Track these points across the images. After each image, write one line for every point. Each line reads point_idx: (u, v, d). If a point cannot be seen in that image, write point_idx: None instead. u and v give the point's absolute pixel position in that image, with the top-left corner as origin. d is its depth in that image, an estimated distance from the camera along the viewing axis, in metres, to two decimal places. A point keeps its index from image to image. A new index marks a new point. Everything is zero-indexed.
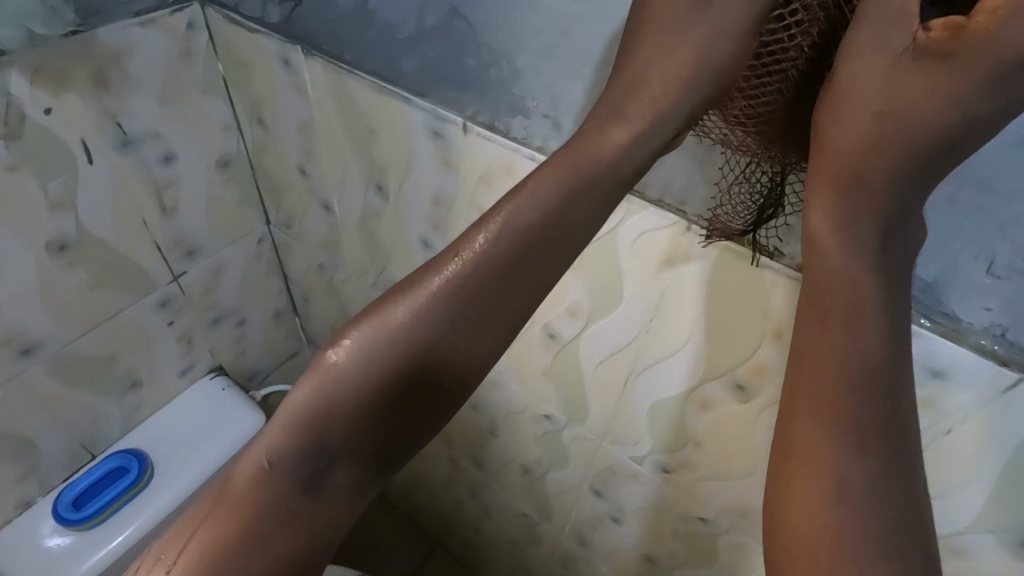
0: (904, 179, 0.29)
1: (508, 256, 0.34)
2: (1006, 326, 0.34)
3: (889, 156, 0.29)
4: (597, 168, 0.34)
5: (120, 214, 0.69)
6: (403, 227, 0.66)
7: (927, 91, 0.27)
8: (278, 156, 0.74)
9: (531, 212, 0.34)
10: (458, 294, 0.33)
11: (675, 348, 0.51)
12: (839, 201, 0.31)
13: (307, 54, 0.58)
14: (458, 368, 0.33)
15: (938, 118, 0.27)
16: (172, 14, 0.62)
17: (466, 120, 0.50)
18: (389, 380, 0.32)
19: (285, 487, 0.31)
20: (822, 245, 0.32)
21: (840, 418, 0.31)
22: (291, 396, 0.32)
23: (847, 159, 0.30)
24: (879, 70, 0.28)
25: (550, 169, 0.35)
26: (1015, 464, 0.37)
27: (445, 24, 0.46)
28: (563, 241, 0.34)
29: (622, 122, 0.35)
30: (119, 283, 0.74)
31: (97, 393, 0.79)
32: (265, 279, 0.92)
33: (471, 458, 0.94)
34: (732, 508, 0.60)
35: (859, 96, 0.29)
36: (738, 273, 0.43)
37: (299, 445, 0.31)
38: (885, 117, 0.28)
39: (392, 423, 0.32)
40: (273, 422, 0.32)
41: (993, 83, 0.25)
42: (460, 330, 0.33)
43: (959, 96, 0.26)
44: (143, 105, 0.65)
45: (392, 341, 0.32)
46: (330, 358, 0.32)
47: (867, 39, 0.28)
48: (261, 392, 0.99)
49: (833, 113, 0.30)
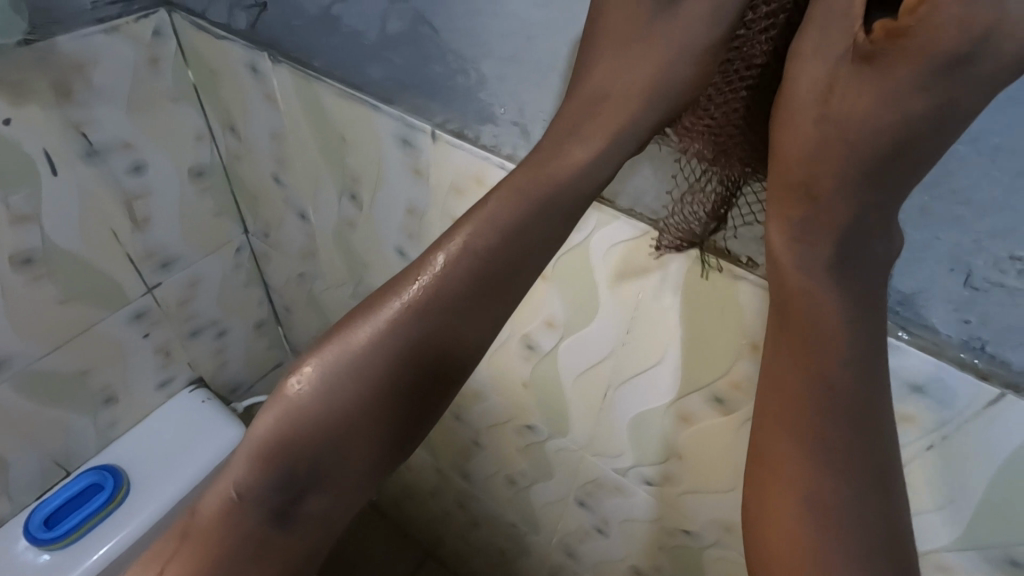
0: (857, 189, 0.28)
1: (473, 275, 0.32)
2: (986, 339, 0.32)
3: (838, 165, 0.27)
4: (559, 185, 0.33)
5: (88, 226, 0.68)
6: (378, 236, 0.65)
7: (870, 96, 0.26)
8: (252, 165, 0.72)
9: (492, 230, 0.33)
10: (422, 315, 0.32)
11: (653, 361, 0.50)
12: (793, 212, 0.30)
13: (274, 61, 0.56)
14: (428, 390, 0.32)
15: (880, 123, 0.25)
16: (137, 21, 0.61)
17: (434, 128, 0.49)
18: (357, 407, 0.30)
19: (256, 517, 0.30)
20: (781, 257, 0.31)
21: (812, 433, 0.30)
22: (252, 428, 0.31)
23: (797, 168, 0.29)
24: (820, 75, 0.27)
25: (508, 187, 0.34)
26: (1000, 482, 0.36)
27: (409, 30, 0.45)
28: (529, 257, 0.33)
29: (580, 140, 0.34)
30: (89, 297, 0.72)
31: (70, 409, 0.78)
32: (244, 289, 0.91)
33: (457, 469, 0.92)
34: (717, 521, 0.58)
35: (805, 104, 0.28)
36: (712, 284, 0.42)
37: (264, 477, 0.30)
38: (832, 124, 0.27)
39: (362, 451, 0.31)
40: (237, 455, 0.31)
41: (930, 83, 0.24)
42: (426, 352, 0.32)
43: (900, 98, 0.25)
44: (110, 115, 0.64)
45: (356, 368, 0.31)
46: (291, 387, 0.31)
47: (811, 43, 0.27)
48: (243, 404, 0.98)
49: (781, 123, 0.29)
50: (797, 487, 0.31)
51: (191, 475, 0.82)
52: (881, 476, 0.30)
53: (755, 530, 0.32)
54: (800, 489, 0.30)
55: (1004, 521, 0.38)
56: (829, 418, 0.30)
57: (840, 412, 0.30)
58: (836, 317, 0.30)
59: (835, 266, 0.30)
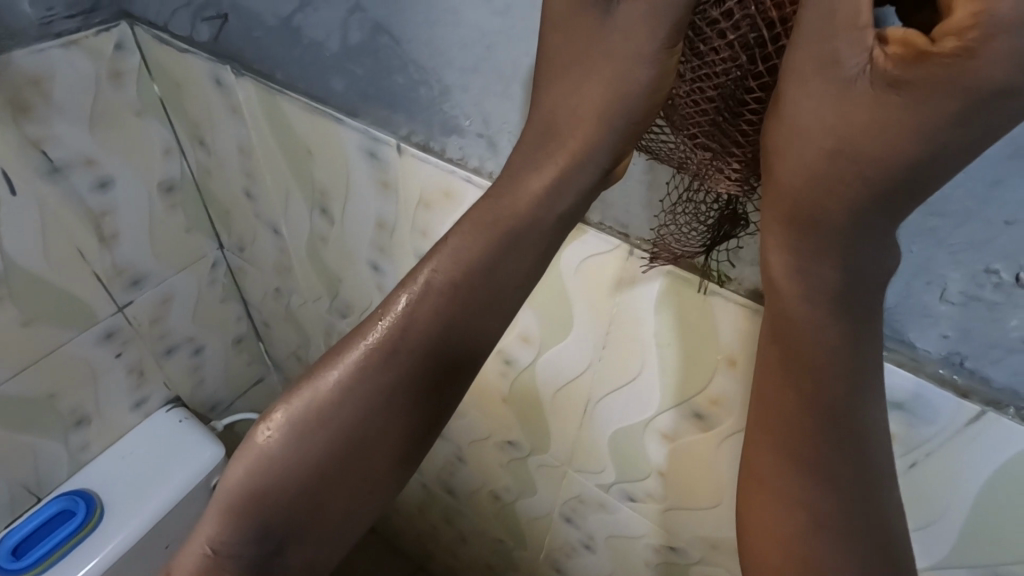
0: (866, 225, 0.24)
1: (442, 315, 0.31)
2: (965, 355, 0.31)
3: (848, 202, 0.23)
4: (519, 222, 0.31)
5: (51, 245, 0.66)
6: (350, 251, 0.63)
7: (890, 123, 0.21)
8: (223, 180, 0.70)
9: (455, 269, 0.31)
10: (392, 358, 0.31)
11: (630, 378, 0.49)
12: (795, 250, 0.26)
13: (237, 73, 0.55)
14: (405, 435, 0.31)
15: (904, 157, 0.21)
16: (97, 34, 0.59)
17: (400, 141, 0.47)
18: (330, 457, 0.30)
19: (235, 569, 0.30)
20: (784, 293, 0.27)
21: (798, 455, 0.29)
22: (225, 481, 0.30)
23: (797, 202, 0.24)
24: (827, 93, 0.22)
25: (469, 225, 0.32)
26: (984, 500, 0.35)
27: (370, 40, 0.43)
28: (497, 293, 0.32)
29: (536, 173, 0.32)
30: (55, 318, 0.70)
31: (38, 433, 0.75)
32: (221, 305, 0.88)
33: (442, 485, 0.90)
34: (701, 537, 0.57)
35: (804, 129, 0.23)
36: (685, 300, 0.41)
37: (240, 531, 0.29)
38: (840, 155, 0.22)
39: (340, 501, 0.30)
40: (210, 508, 0.31)
41: (972, 113, 0.19)
42: (400, 395, 0.30)
43: (931, 128, 0.20)
44: (71, 131, 0.62)
45: (325, 417, 0.30)
46: (259, 439, 0.30)
47: (814, 57, 0.22)
48: (222, 422, 0.96)
49: (777, 151, 0.24)
50: (791, 512, 0.30)
51: (168, 497, 0.80)
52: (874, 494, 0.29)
53: (752, 549, 0.32)
54: (798, 516, 0.30)
55: (992, 539, 0.36)
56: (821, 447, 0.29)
57: (834, 439, 0.29)
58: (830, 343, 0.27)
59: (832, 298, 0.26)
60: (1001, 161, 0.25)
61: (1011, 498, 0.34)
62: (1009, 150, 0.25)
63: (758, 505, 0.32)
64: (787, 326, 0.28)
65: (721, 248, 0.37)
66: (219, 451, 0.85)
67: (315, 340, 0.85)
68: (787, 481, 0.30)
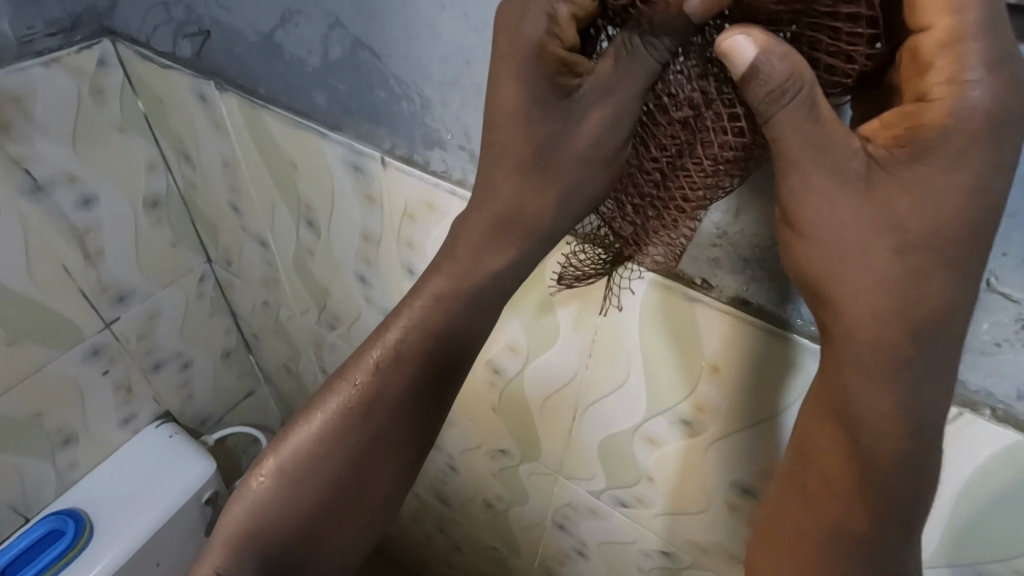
0: (952, 308, 0.25)
1: (409, 374, 0.37)
2: None
3: (928, 289, 0.25)
4: (482, 290, 0.36)
5: (35, 264, 0.65)
6: (336, 262, 0.63)
7: (922, 199, 0.24)
8: (209, 194, 0.70)
9: (418, 332, 0.36)
10: (367, 411, 0.37)
11: (616, 385, 0.49)
12: (892, 360, 0.26)
13: (220, 89, 0.55)
14: (384, 475, 0.38)
15: (952, 219, 0.24)
16: (79, 52, 0.59)
17: (384, 154, 0.48)
18: (349, 459, 0.37)
19: (267, 547, 0.36)
20: (882, 415, 0.27)
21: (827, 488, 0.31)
22: (226, 517, 0.37)
23: (876, 312, 0.26)
24: (857, 207, 0.25)
25: (430, 293, 0.36)
26: (967, 501, 0.35)
27: (351, 56, 0.43)
28: (457, 351, 0.37)
29: (498, 252, 0.35)
30: (40, 336, 0.69)
31: (25, 452, 0.75)
32: (209, 319, 0.88)
33: (435, 494, 0.90)
34: (692, 543, 0.57)
35: (857, 239, 0.25)
36: (668, 309, 0.41)
37: (275, 515, 0.36)
38: (903, 253, 0.25)
39: (333, 533, 0.37)
40: (242, 499, 0.37)
41: (990, 153, 0.22)
42: (376, 441, 0.37)
43: (968, 194, 0.23)
44: (53, 149, 0.62)
45: (313, 462, 0.37)
46: (254, 482, 0.37)
47: (823, 180, 0.25)
48: (213, 436, 0.95)
49: (840, 267, 0.26)
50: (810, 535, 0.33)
51: (159, 514, 0.80)
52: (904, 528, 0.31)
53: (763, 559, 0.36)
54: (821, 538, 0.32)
55: (974, 538, 0.37)
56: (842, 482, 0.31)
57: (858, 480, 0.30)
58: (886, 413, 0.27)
59: (906, 376, 0.26)
60: None
61: (990, 496, 0.34)
62: None
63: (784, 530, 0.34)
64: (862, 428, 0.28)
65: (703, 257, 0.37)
66: (210, 466, 0.84)
67: (304, 352, 0.84)
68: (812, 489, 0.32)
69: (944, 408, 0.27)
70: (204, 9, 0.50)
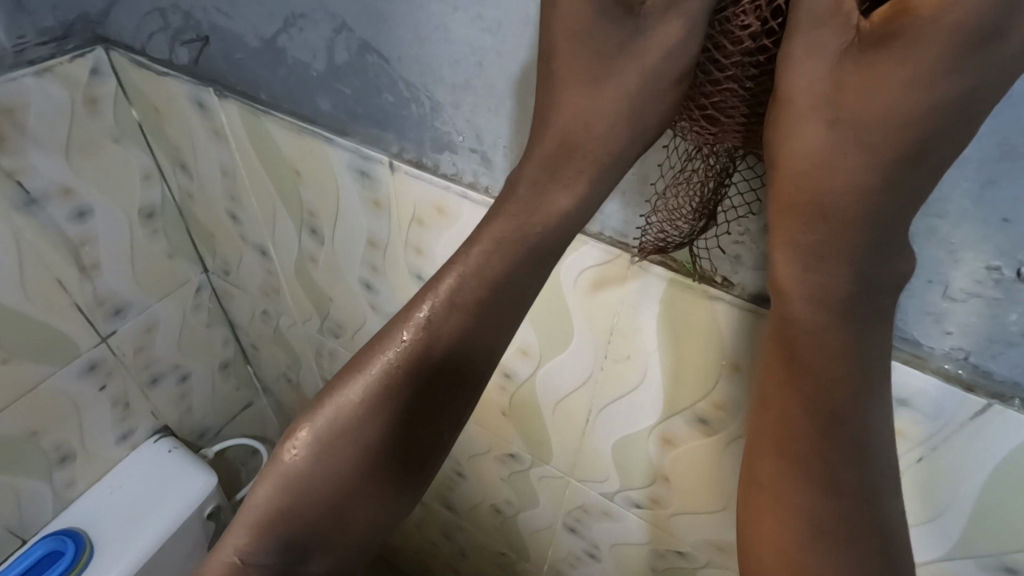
0: (874, 197, 0.25)
1: (459, 324, 0.33)
2: (968, 350, 0.32)
3: (858, 173, 0.25)
4: (543, 230, 0.32)
5: (29, 278, 0.64)
6: (340, 270, 0.62)
7: (885, 84, 0.23)
8: (207, 203, 0.69)
9: (474, 278, 0.33)
10: (411, 370, 0.33)
11: (633, 385, 0.49)
12: (807, 236, 0.27)
13: (220, 95, 0.54)
14: (418, 444, 0.33)
15: (901, 109, 0.23)
16: (72, 60, 0.57)
17: (392, 158, 0.47)
18: (382, 426, 0.33)
19: (291, 530, 0.32)
20: (789, 294, 0.29)
21: (806, 463, 0.30)
22: (251, 497, 0.33)
23: (802, 184, 0.26)
24: (819, 78, 0.25)
25: (490, 237, 0.33)
26: (991, 492, 0.35)
27: (357, 60, 0.43)
28: (515, 295, 0.33)
29: (564, 187, 0.32)
30: (35, 352, 0.68)
31: (21, 472, 0.73)
32: (207, 330, 0.86)
33: (440, 501, 0.89)
34: (707, 541, 0.57)
35: (808, 106, 0.25)
36: (686, 306, 0.41)
37: (302, 497, 0.32)
38: (846, 128, 0.25)
39: (362, 514, 0.33)
40: (268, 471, 0.33)
41: (964, 55, 0.21)
42: (417, 405, 0.33)
43: (922, 86, 0.23)
44: (46, 161, 0.60)
45: (347, 430, 0.33)
46: (286, 457, 0.33)
47: (804, 44, 0.24)
48: (213, 449, 0.94)
49: (782, 127, 0.26)
50: (789, 520, 0.31)
51: (161, 530, 0.78)
52: (881, 503, 0.31)
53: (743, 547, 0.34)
54: (797, 522, 0.31)
55: (996, 528, 0.37)
56: (816, 448, 0.30)
57: (828, 446, 0.30)
58: (816, 326, 0.28)
59: (825, 265, 0.27)
60: (994, 163, 0.26)
61: (1014, 486, 0.34)
62: (1002, 149, 0.25)
63: (763, 516, 0.32)
64: (794, 332, 0.29)
65: (723, 255, 0.37)
66: (211, 480, 0.83)
67: (305, 361, 0.83)
68: (787, 488, 0.31)
69: (882, 332, 0.28)
70: (202, 14, 0.49)
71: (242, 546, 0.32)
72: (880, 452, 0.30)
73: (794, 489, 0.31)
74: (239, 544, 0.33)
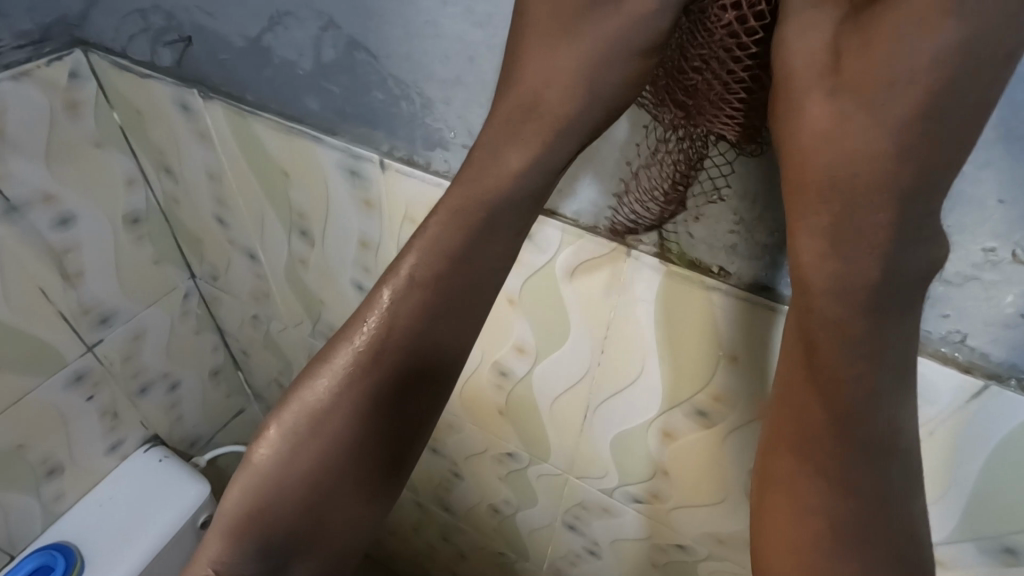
0: (892, 165, 0.25)
1: (423, 307, 0.32)
2: (965, 333, 0.32)
3: (863, 139, 0.25)
4: (496, 201, 0.32)
5: (12, 288, 0.62)
6: (332, 272, 0.62)
7: (882, 48, 0.24)
8: (193, 208, 0.68)
9: (434, 260, 0.32)
10: (375, 359, 0.32)
11: (631, 380, 0.49)
12: (823, 217, 0.26)
13: (205, 97, 0.53)
14: (392, 435, 0.33)
15: (902, 69, 0.24)
16: (50, 64, 0.56)
17: (383, 157, 0.46)
18: (356, 420, 0.32)
19: (267, 535, 0.32)
20: (811, 279, 0.28)
21: (817, 460, 0.30)
22: (225, 504, 0.33)
23: (814, 160, 0.26)
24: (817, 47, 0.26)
25: (445, 211, 0.32)
26: (991, 474, 0.36)
27: (346, 56, 0.42)
28: (483, 274, 0.33)
29: (518, 145, 0.32)
30: (20, 364, 0.66)
31: (8, 487, 0.71)
32: (196, 337, 0.85)
33: (438, 503, 0.88)
34: (708, 534, 0.57)
35: (809, 81, 0.26)
36: (685, 299, 0.41)
37: (275, 499, 0.32)
38: (847, 97, 0.25)
39: (338, 518, 0.32)
40: (239, 475, 0.33)
41: (956, 2, 0.22)
42: (387, 395, 0.32)
43: (919, 41, 0.23)
44: (26, 167, 0.59)
45: (316, 426, 0.32)
46: (257, 456, 0.33)
47: (800, 21, 0.26)
48: (204, 457, 0.92)
49: (789, 106, 0.27)
50: (808, 517, 0.31)
51: (154, 542, 0.77)
52: (901, 497, 0.30)
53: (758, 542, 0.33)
54: (815, 518, 0.31)
55: (995, 510, 0.37)
56: (832, 438, 0.30)
57: (843, 433, 0.29)
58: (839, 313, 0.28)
59: (848, 248, 0.26)
60: (990, 146, 0.26)
61: (1013, 468, 0.35)
62: (999, 132, 0.26)
63: (780, 514, 0.32)
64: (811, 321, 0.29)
65: (720, 246, 0.37)
66: (204, 490, 0.82)
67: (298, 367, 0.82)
68: (805, 483, 0.31)
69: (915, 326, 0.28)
70: (185, 15, 0.48)
71: (223, 553, 0.32)
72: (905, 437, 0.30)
73: (809, 483, 0.31)
74: (223, 551, 0.32)
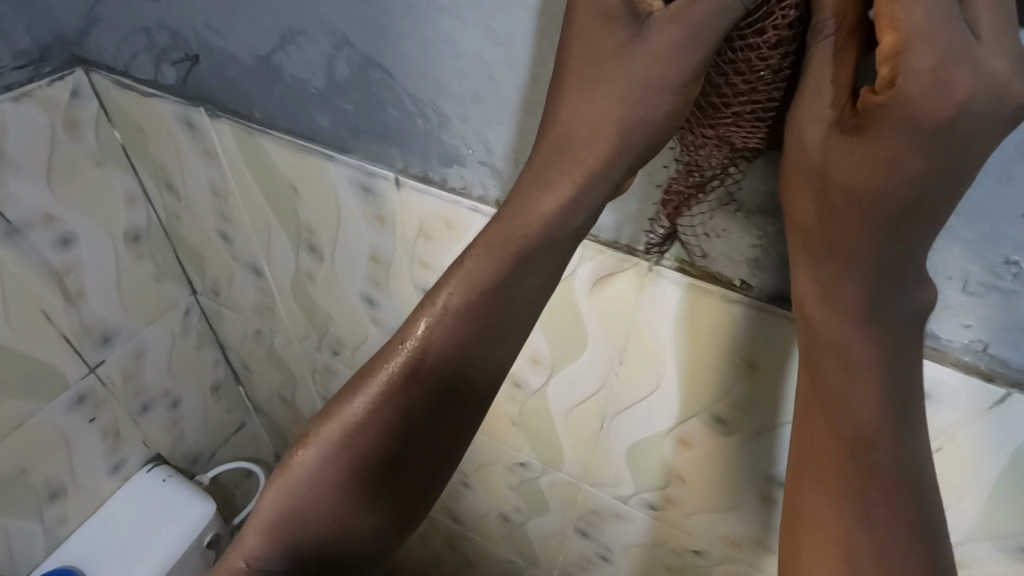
0: (884, 245, 0.27)
1: (461, 334, 0.32)
2: (987, 342, 0.33)
3: (856, 233, 0.27)
4: (530, 241, 0.32)
5: (13, 311, 0.61)
6: (340, 287, 0.61)
7: (869, 162, 0.25)
8: (196, 224, 0.67)
9: (472, 292, 0.32)
10: (413, 384, 0.32)
11: (648, 391, 0.49)
12: (824, 271, 0.29)
13: (213, 116, 0.52)
14: (423, 459, 0.33)
15: (890, 182, 0.25)
16: (51, 84, 0.55)
17: (397, 174, 0.46)
18: (392, 442, 0.32)
19: (297, 548, 0.32)
20: (813, 315, 0.30)
21: (836, 484, 0.31)
22: (261, 505, 0.32)
23: (814, 229, 0.29)
24: (815, 145, 0.26)
25: (484, 246, 0.32)
26: (1010, 476, 0.36)
27: (359, 75, 0.42)
28: (514, 309, 0.33)
29: (549, 190, 0.32)
30: (21, 388, 0.65)
31: (12, 514, 0.70)
32: (197, 353, 0.84)
33: (446, 512, 0.88)
34: (723, 538, 0.57)
35: (805, 171, 0.27)
36: (706, 312, 0.41)
37: (308, 513, 0.32)
38: (836, 194, 0.27)
39: (362, 536, 0.32)
40: (274, 483, 0.33)
41: (930, 143, 0.24)
42: (424, 418, 0.32)
43: (901, 161, 0.24)
44: (27, 188, 0.58)
45: (352, 444, 0.32)
46: (294, 463, 0.32)
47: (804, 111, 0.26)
48: (209, 474, 0.91)
49: (791, 188, 0.29)
50: (826, 545, 0.32)
51: (162, 562, 0.76)
52: (921, 523, 0.31)
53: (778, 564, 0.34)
54: (832, 545, 0.32)
55: (1013, 510, 0.38)
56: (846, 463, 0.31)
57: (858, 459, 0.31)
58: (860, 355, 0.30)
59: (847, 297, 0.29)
60: (1014, 160, 0.27)
61: None
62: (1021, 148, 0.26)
63: (806, 547, 0.32)
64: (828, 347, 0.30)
65: (740, 260, 0.38)
66: (210, 508, 0.81)
67: (302, 380, 0.82)
68: (825, 511, 0.32)
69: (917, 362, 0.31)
70: (191, 32, 0.48)
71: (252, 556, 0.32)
72: (922, 461, 0.32)
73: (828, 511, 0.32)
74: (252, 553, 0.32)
